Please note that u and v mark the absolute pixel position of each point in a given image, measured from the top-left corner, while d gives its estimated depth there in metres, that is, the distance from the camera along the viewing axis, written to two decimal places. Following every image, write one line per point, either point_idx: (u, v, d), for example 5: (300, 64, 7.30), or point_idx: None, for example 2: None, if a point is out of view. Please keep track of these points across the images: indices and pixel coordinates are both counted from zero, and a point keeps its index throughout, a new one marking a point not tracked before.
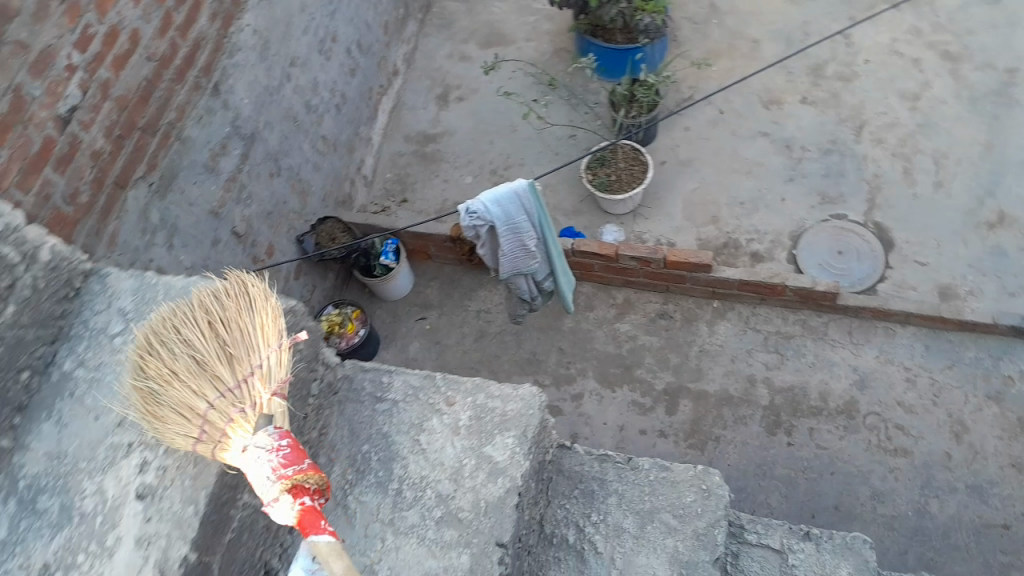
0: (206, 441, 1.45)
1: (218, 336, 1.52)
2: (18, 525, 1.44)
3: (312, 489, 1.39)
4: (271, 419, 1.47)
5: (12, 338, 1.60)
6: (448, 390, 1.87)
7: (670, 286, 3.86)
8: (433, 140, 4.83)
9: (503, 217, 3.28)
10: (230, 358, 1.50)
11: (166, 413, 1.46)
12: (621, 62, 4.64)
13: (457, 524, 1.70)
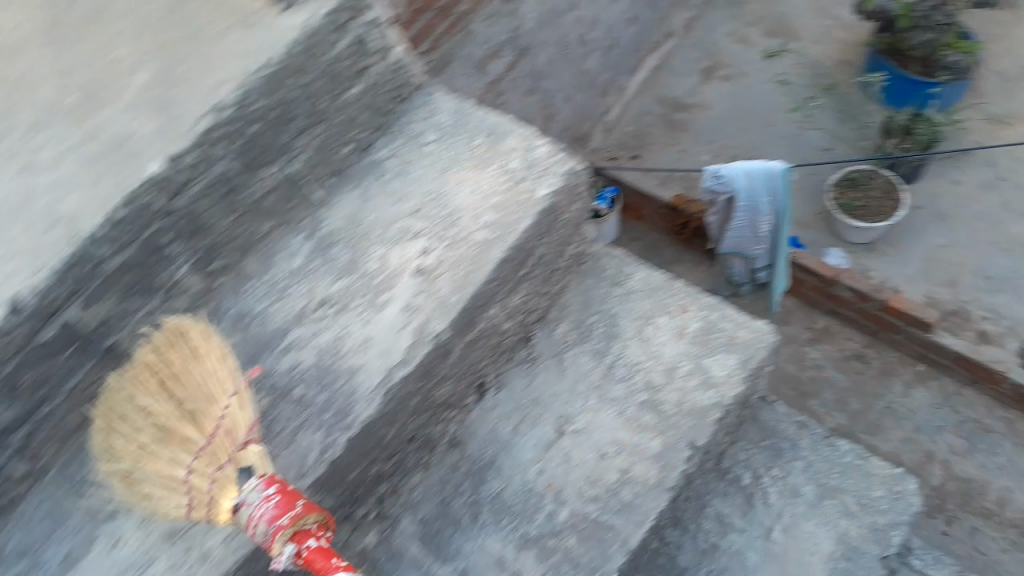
0: (197, 505, 1.36)
1: (169, 388, 1.37)
2: (314, 259, 1.65)
3: (314, 527, 1.30)
4: (250, 467, 1.38)
5: (351, 114, 1.71)
6: (684, 297, 1.94)
7: None
8: (684, 109, 4.83)
9: (747, 190, 3.70)
10: (192, 411, 1.37)
11: (143, 482, 1.37)
12: (909, 94, 4.56)
13: (656, 413, 1.79)
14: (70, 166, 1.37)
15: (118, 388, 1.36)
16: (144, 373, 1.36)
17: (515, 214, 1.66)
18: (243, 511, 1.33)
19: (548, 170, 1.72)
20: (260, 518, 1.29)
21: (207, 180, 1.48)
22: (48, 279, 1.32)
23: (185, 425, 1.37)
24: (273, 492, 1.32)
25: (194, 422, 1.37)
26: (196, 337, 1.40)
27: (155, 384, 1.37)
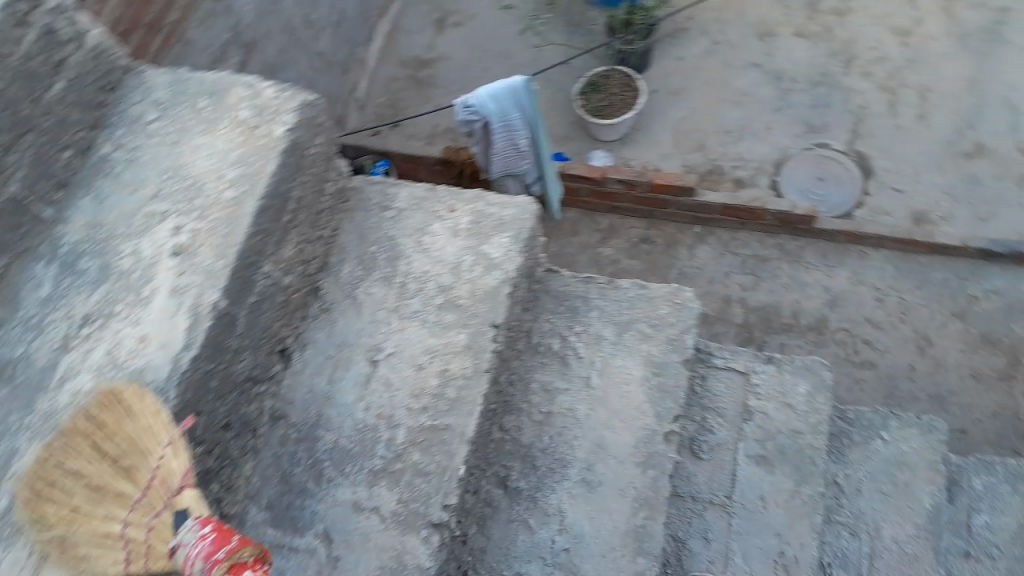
0: (137, 557, 1.33)
1: (106, 452, 1.35)
2: (61, 282, 1.59)
3: (251, 561, 1.23)
4: (186, 509, 1.35)
5: (58, 114, 1.69)
6: (449, 200, 2.06)
7: (654, 211, 4.05)
8: (427, 65, 4.91)
9: (497, 113, 3.47)
10: (129, 470, 1.35)
11: (86, 552, 1.33)
12: None
13: (456, 309, 1.89)
14: None
15: (49, 471, 1.32)
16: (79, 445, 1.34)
17: (257, 160, 1.70)
18: (178, 556, 1.30)
19: (277, 111, 1.77)
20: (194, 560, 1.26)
21: None
22: None
23: (119, 478, 1.35)
24: (208, 530, 1.28)
25: (128, 477, 1.35)
26: (130, 397, 1.38)
27: (99, 453, 1.35)
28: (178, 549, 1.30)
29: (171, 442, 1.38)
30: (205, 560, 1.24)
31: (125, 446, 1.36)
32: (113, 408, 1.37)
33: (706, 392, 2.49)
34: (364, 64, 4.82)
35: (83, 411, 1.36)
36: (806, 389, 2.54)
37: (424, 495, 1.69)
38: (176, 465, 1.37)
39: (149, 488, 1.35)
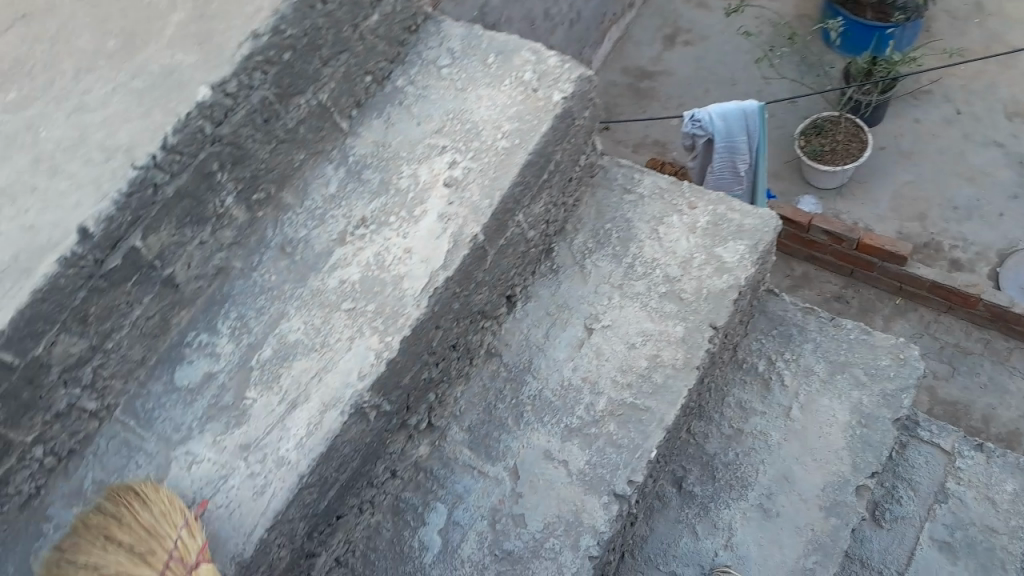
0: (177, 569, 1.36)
1: (123, 541, 1.39)
2: (347, 185, 1.74)
3: None
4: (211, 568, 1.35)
5: (367, 42, 1.78)
6: (691, 195, 1.99)
7: (856, 271, 4.14)
8: (649, 77, 4.98)
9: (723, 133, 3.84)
10: (146, 556, 1.38)
11: None
12: (866, 39, 4.74)
13: (679, 301, 1.86)
14: (123, 104, 1.48)
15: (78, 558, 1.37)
16: (105, 534, 1.39)
17: (532, 120, 1.75)
18: None
19: (558, 79, 1.79)
20: None
21: (247, 106, 1.55)
22: (112, 208, 1.37)
23: (138, 564, 1.38)
24: None
25: (149, 561, 1.38)
26: (146, 489, 1.40)
27: (116, 542, 1.39)
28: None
29: (185, 525, 1.38)
30: None
31: (143, 533, 1.39)
32: (126, 504, 1.40)
33: (904, 462, 2.36)
34: (591, 66, 4.94)
35: (99, 507, 1.42)
36: (1012, 489, 2.30)
37: (613, 465, 1.72)
38: (194, 544, 1.37)
39: (167, 565, 1.37)
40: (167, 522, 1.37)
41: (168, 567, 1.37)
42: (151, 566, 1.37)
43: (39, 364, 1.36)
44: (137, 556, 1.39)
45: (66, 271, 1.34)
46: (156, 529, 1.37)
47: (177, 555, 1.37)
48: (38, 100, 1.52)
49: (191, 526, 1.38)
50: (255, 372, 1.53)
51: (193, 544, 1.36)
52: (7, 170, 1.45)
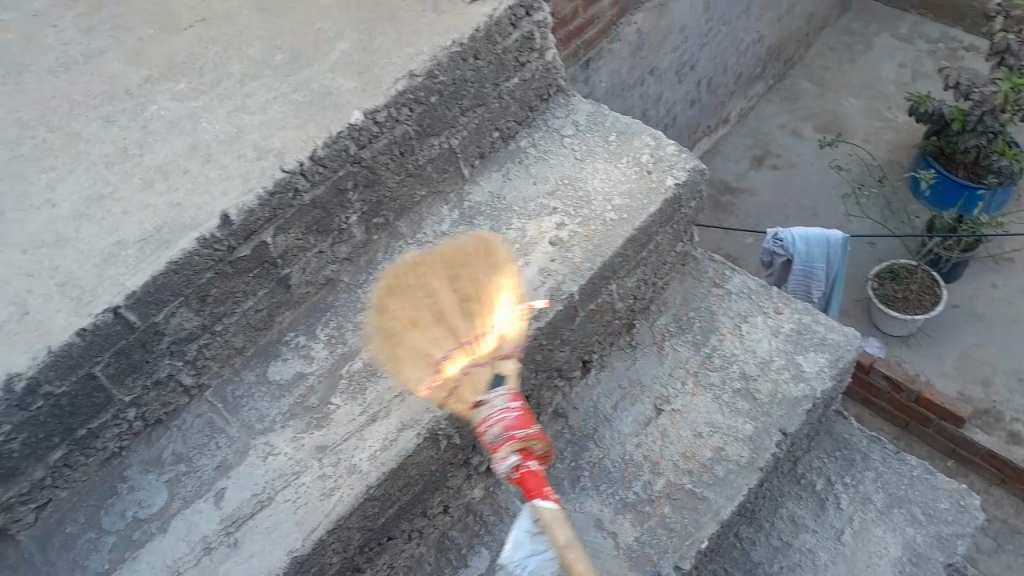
0: (446, 395, 1.52)
1: (458, 286, 1.61)
2: (457, 227, 1.84)
3: (535, 454, 1.43)
4: (494, 381, 1.52)
5: (505, 102, 1.91)
6: (779, 301, 2.05)
7: (911, 423, 3.90)
8: (733, 192, 5.08)
9: (803, 256, 3.86)
10: (465, 311, 1.59)
11: (412, 359, 1.57)
12: (953, 195, 4.67)
13: (751, 399, 1.90)
14: (281, 113, 1.61)
15: (414, 274, 1.62)
16: (418, 263, 1.62)
17: (643, 200, 1.84)
18: (484, 412, 1.46)
19: (673, 166, 1.89)
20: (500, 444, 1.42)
21: (391, 135, 1.68)
22: (255, 202, 1.50)
23: (454, 317, 1.58)
24: (512, 400, 1.46)
25: (463, 317, 1.59)
26: (492, 248, 1.67)
27: (452, 286, 1.61)
28: (484, 406, 1.47)
29: (516, 311, 1.61)
30: (505, 429, 1.41)
31: (473, 292, 1.61)
32: (480, 249, 1.67)
33: None
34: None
35: (467, 244, 1.69)
36: None
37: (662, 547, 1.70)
38: (509, 339, 1.58)
39: (468, 339, 1.57)
40: (496, 282, 1.63)
41: (469, 341, 1.56)
42: (459, 337, 1.56)
43: (156, 330, 1.45)
44: (461, 308, 1.60)
45: (201, 249, 1.45)
46: (488, 302, 1.60)
47: (495, 336, 1.57)
48: (205, 95, 1.67)
49: (522, 316, 1.61)
50: (343, 380, 1.60)
51: (508, 340, 1.58)
52: (168, 151, 1.58)
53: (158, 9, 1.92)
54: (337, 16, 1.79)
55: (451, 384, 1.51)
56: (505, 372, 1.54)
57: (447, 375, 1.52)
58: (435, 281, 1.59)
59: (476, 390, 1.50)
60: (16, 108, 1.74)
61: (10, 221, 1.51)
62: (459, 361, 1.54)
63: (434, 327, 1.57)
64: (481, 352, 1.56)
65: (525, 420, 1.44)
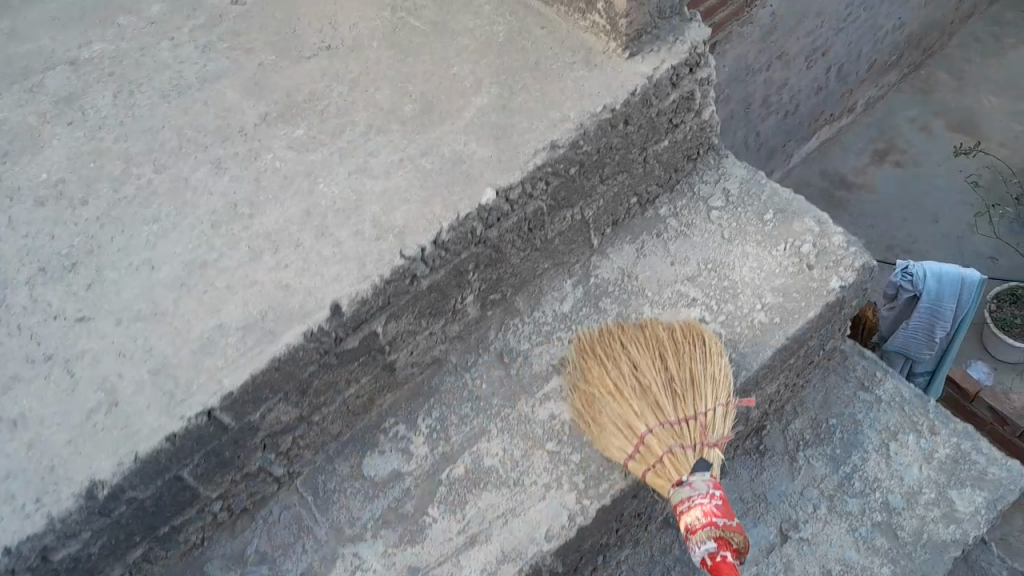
0: (637, 462, 1.39)
1: (668, 364, 1.46)
2: (581, 309, 1.62)
3: (735, 547, 1.26)
4: (708, 465, 1.36)
5: (648, 166, 1.64)
6: (936, 419, 1.77)
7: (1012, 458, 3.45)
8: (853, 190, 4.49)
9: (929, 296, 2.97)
10: (677, 394, 1.43)
11: (608, 424, 1.43)
12: None
13: (892, 539, 1.66)
14: (406, 180, 1.42)
15: (616, 341, 1.51)
16: (656, 350, 1.48)
17: (801, 301, 1.55)
18: (682, 493, 1.31)
19: (840, 264, 1.58)
20: (694, 518, 1.27)
21: (522, 213, 1.46)
22: (369, 292, 1.33)
23: (667, 399, 1.42)
24: (720, 492, 1.30)
25: (678, 399, 1.42)
26: (710, 341, 1.48)
27: (662, 362, 1.46)
28: (684, 486, 1.31)
29: (725, 403, 1.42)
30: (706, 514, 1.27)
31: (688, 379, 1.44)
32: (689, 340, 1.49)
33: None
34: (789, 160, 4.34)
35: (668, 326, 1.52)
36: None
37: None
38: (719, 425, 1.41)
39: (686, 419, 1.41)
40: (713, 390, 1.43)
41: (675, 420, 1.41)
42: (665, 411, 1.41)
43: (250, 426, 1.32)
44: (669, 391, 1.44)
45: (307, 343, 1.30)
46: (702, 390, 1.43)
47: (701, 423, 1.41)
48: (326, 146, 1.50)
49: (728, 410, 1.42)
50: (441, 488, 1.45)
51: (719, 426, 1.40)
52: (278, 216, 1.42)
53: (278, 27, 1.72)
54: (476, 60, 1.56)
55: (654, 462, 1.37)
56: (710, 458, 1.37)
57: (650, 448, 1.38)
58: (643, 353, 1.48)
59: (683, 470, 1.35)
60: (124, 137, 1.60)
61: (107, 282, 1.40)
62: (666, 440, 1.38)
63: (638, 399, 1.43)
64: (687, 430, 1.40)
65: (728, 511, 1.28)
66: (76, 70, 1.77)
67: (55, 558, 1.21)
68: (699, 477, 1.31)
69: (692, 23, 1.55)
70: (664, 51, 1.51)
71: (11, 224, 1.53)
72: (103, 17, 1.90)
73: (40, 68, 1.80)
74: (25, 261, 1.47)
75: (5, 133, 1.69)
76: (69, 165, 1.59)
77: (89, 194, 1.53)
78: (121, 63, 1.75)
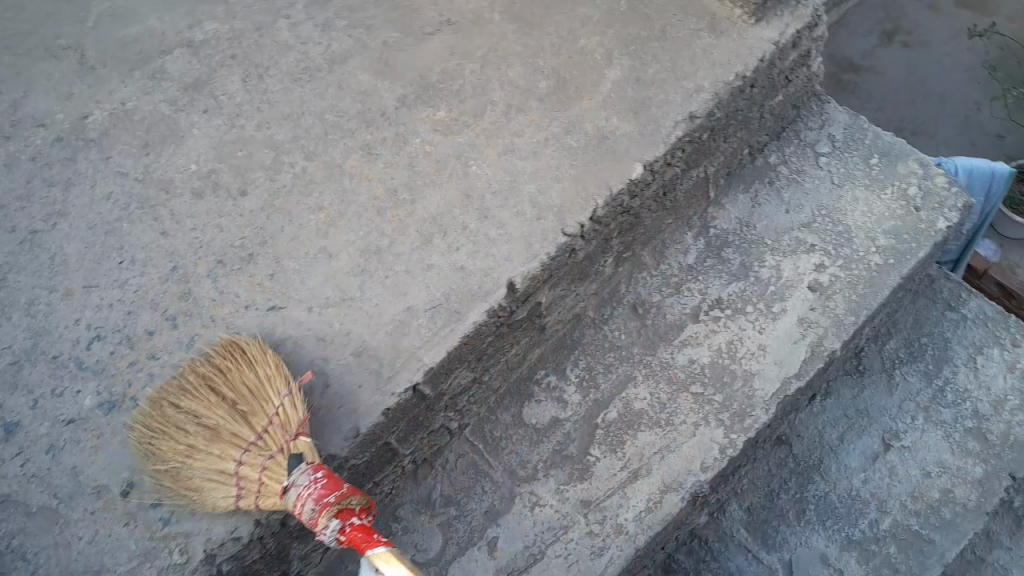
0: (246, 496, 1.29)
1: (226, 398, 1.33)
2: (704, 260, 1.76)
3: (357, 509, 1.25)
4: (300, 455, 1.29)
5: (763, 118, 1.76)
6: (1017, 332, 1.93)
7: None
8: (857, 66, 4.57)
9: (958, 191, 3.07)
10: (246, 416, 1.32)
11: (199, 485, 1.30)
12: None
13: (982, 441, 1.83)
14: (556, 159, 1.55)
15: (171, 404, 1.34)
16: (208, 390, 1.34)
17: (911, 242, 1.70)
18: (290, 499, 1.25)
19: (944, 204, 1.72)
20: (307, 508, 1.23)
21: (661, 179, 1.60)
22: (538, 269, 1.47)
23: (237, 423, 1.32)
24: (321, 473, 1.26)
25: (246, 422, 1.32)
26: (252, 350, 1.39)
27: (220, 399, 1.33)
28: (289, 491, 1.25)
29: (288, 394, 1.34)
30: (316, 501, 1.22)
31: (241, 392, 1.34)
32: (233, 359, 1.37)
33: None
34: None
35: (209, 360, 1.38)
36: None
37: None
38: (294, 414, 1.33)
39: (264, 432, 1.31)
40: (271, 387, 1.34)
41: (261, 438, 1.30)
42: (241, 437, 1.30)
43: (440, 393, 1.48)
44: (236, 416, 1.33)
45: (488, 320, 1.44)
46: (258, 394, 1.34)
47: (277, 423, 1.31)
48: (469, 129, 1.61)
49: (294, 398, 1.34)
50: (599, 430, 1.62)
51: (294, 416, 1.32)
52: (441, 199, 1.54)
53: (395, 2, 1.79)
54: (603, 31, 1.66)
55: (256, 488, 1.28)
56: (300, 451, 1.29)
57: (247, 478, 1.28)
58: (196, 400, 1.34)
59: (282, 477, 1.27)
60: (266, 124, 1.68)
61: (289, 271, 1.51)
62: (257, 460, 1.28)
63: (221, 455, 1.30)
64: (269, 442, 1.30)
65: (333, 483, 1.25)
66: (195, 54, 1.80)
67: (291, 523, 1.38)
68: (295, 476, 1.25)
69: None
70: (788, 15, 1.64)
71: (175, 217, 1.60)
72: None
73: (157, 53, 1.82)
74: (201, 254, 1.55)
75: (139, 122, 1.73)
76: (216, 155, 1.66)
77: (247, 184, 1.62)
78: (242, 46, 1.79)
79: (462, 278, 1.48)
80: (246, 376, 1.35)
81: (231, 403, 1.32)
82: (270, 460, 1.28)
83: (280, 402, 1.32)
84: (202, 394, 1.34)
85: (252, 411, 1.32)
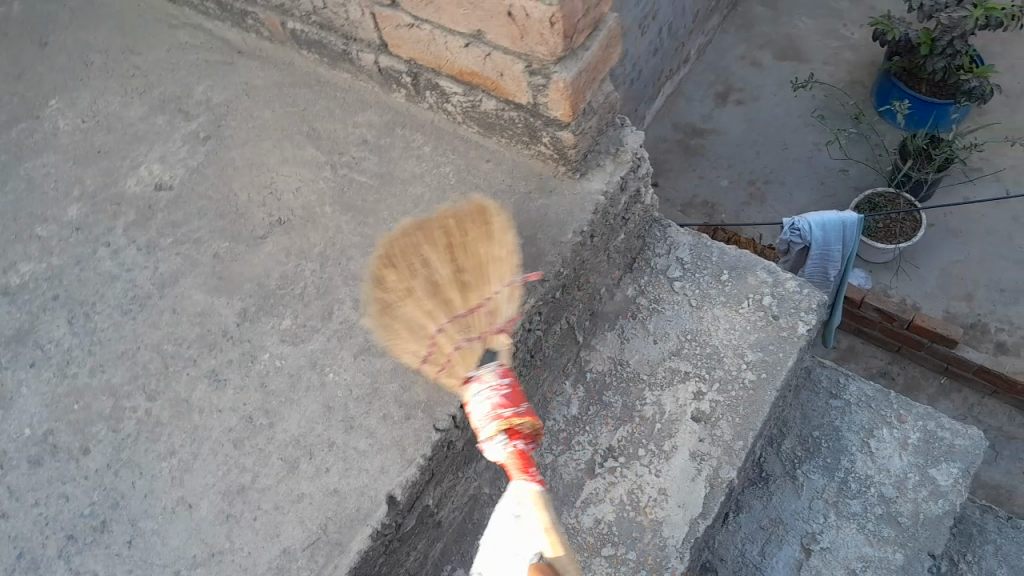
0: (433, 362, 1.41)
1: (456, 258, 1.47)
2: (588, 408, 1.74)
3: (525, 433, 1.30)
4: (495, 352, 1.40)
5: (611, 259, 1.80)
6: (900, 408, 2.01)
7: (902, 347, 3.92)
8: (700, 134, 4.82)
9: (821, 244, 3.36)
10: (465, 287, 1.45)
11: (401, 328, 1.44)
12: (924, 115, 4.47)
13: (895, 527, 1.85)
14: (415, 351, 1.49)
15: (413, 246, 1.48)
16: (446, 242, 1.48)
17: (778, 351, 1.72)
18: (472, 389, 1.33)
19: (799, 308, 1.76)
20: (485, 406, 1.29)
21: (524, 348, 1.58)
22: (417, 474, 1.38)
23: (453, 289, 1.45)
24: (506, 381, 1.32)
25: (462, 290, 1.45)
26: (494, 226, 1.50)
27: (451, 254, 1.47)
28: (473, 381, 1.34)
29: (508, 285, 1.46)
30: (495, 408, 1.29)
31: (473, 263, 1.47)
32: (477, 225, 1.50)
33: None
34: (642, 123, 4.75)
35: (458, 212, 1.53)
36: None
37: None
38: (478, 324, 1.43)
39: (471, 312, 1.43)
40: (496, 273, 1.46)
41: (443, 337, 1.42)
42: (453, 306, 1.44)
43: None
44: (456, 282, 1.45)
45: (374, 542, 1.33)
46: (486, 272, 1.46)
47: (486, 308, 1.44)
48: (320, 334, 1.54)
49: (511, 290, 1.46)
50: None
51: (504, 309, 1.45)
52: (300, 418, 1.45)
53: (221, 209, 1.74)
54: (437, 209, 1.66)
55: (444, 361, 1.40)
56: (485, 354, 1.39)
57: (441, 345, 1.40)
58: (429, 250, 1.47)
59: (471, 364, 1.39)
60: (101, 368, 1.56)
61: (148, 533, 1.36)
62: (456, 336, 1.41)
63: (427, 300, 1.44)
64: (474, 320, 1.43)
65: (514, 396, 1.31)
66: (14, 302, 1.68)
67: None
68: (486, 371, 1.33)
69: (626, 130, 1.73)
70: (610, 163, 1.68)
71: (12, 493, 1.44)
72: (18, 232, 1.78)
73: None
74: (45, 532, 1.39)
75: None
76: (50, 413, 1.52)
77: (88, 440, 1.48)
78: (63, 285, 1.69)
79: (452, 294, 1.44)
80: (481, 252, 1.47)
81: (465, 269, 1.46)
82: (472, 342, 1.40)
83: (496, 291, 1.45)
84: (448, 254, 1.46)
85: (472, 282, 1.45)
